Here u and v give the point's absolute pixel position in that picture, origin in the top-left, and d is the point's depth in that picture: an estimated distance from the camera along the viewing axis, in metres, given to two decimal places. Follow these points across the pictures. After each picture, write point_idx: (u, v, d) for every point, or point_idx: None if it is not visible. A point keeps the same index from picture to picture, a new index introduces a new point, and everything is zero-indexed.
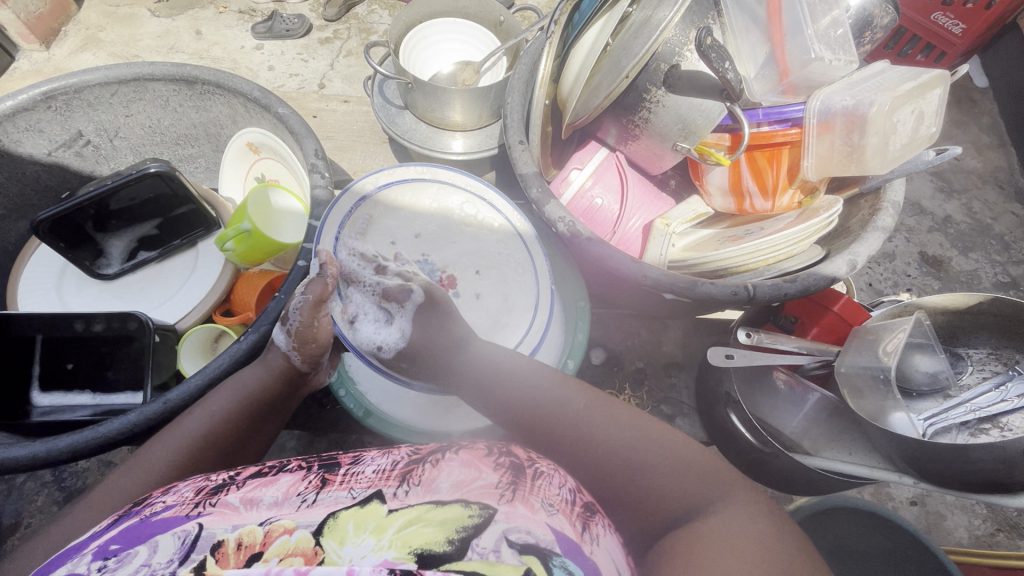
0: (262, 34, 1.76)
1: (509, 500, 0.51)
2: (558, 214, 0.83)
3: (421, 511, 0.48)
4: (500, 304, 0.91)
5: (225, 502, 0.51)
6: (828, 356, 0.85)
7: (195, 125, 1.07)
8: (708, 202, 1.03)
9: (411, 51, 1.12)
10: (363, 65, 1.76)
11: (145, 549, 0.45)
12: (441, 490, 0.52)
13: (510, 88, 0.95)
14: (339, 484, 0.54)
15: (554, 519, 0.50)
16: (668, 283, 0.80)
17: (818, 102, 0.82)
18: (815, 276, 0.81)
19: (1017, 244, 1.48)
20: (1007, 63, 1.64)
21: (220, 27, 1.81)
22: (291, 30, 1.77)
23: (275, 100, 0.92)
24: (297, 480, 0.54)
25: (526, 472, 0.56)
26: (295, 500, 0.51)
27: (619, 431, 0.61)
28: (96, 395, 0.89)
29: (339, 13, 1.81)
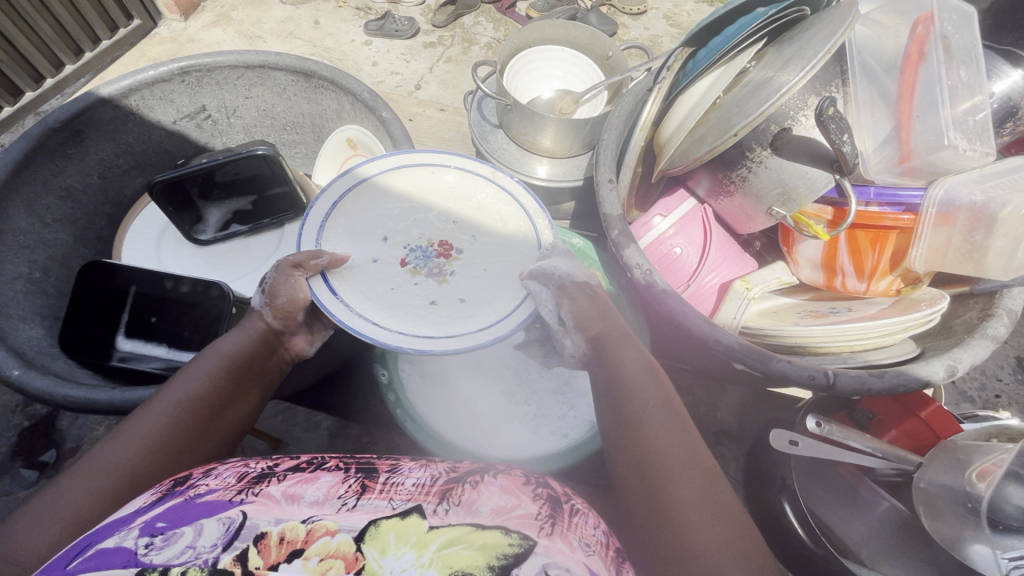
0: (373, 31, 1.86)
1: (549, 534, 0.51)
2: (636, 260, 0.81)
3: (462, 533, 0.48)
4: (490, 279, 0.84)
5: (267, 493, 0.51)
6: (904, 466, 0.77)
7: (304, 114, 1.13)
8: (793, 270, 0.97)
9: (516, 73, 1.14)
10: (460, 73, 1.82)
11: (190, 531, 0.46)
12: (481, 514, 0.52)
13: (607, 125, 0.95)
14: (379, 493, 0.53)
15: (589, 559, 0.50)
16: (740, 352, 0.76)
17: (942, 190, 0.76)
18: (906, 377, 0.74)
19: None
20: None
21: (337, 20, 1.93)
22: (400, 31, 1.85)
23: (381, 104, 0.96)
24: (337, 482, 0.54)
25: (563, 508, 0.56)
26: (335, 502, 0.51)
27: (709, 508, 0.53)
28: (170, 350, 0.93)
29: (447, 21, 1.88)
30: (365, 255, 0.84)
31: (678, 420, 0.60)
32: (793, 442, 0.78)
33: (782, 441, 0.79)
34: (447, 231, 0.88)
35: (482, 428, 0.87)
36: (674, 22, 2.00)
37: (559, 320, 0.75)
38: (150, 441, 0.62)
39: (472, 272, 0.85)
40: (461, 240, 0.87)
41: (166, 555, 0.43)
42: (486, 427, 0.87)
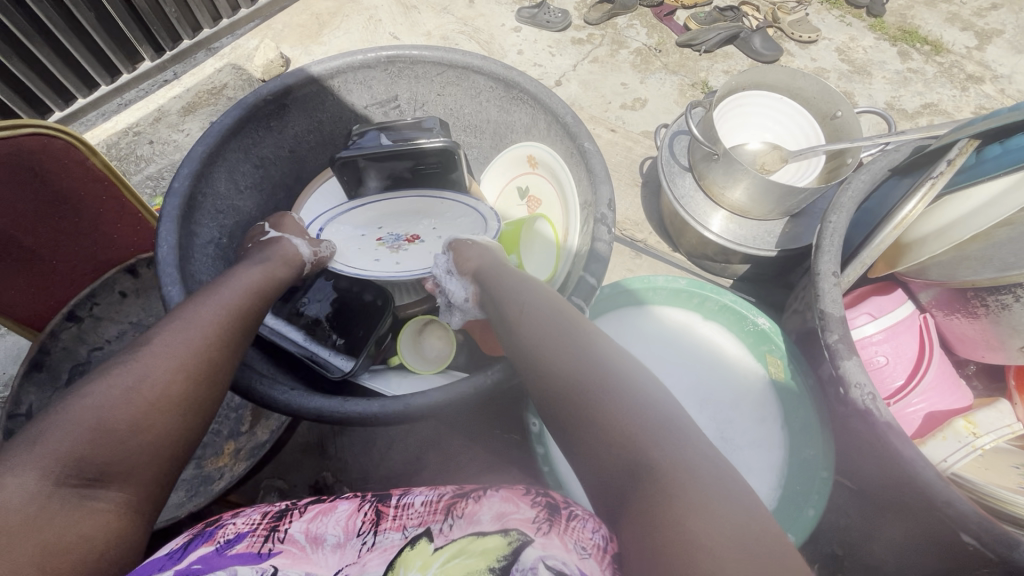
0: (526, 19, 1.80)
1: (546, 532, 0.51)
2: (856, 377, 0.70)
3: (464, 544, 0.50)
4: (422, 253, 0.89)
5: (291, 536, 0.50)
6: None
7: (489, 121, 1.09)
8: (1021, 413, 0.80)
9: (722, 117, 1.04)
10: (603, 74, 1.71)
11: None
12: (483, 522, 0.52)
13: (834, 205, 0.81)
14: (392, 521, 0.53)
15: (584, 561, 0.48)
16: (975, 524, 0.63)
17: None
18: None
19: None
20: None
21: (492, 2, 1.89)
22: (552, 22, 1.79)
23: (585, 134, 0.90)
24: (354, 510, 0.54)
25: (562, 512, 0.53)
26: (356, 542, 0.51)
27: (607, 371, 0.53)
28: (308, 339, 0.88)
29: (601, 19, 1.79)
30: (356, 231, 0.96)
31: (606, 356, 0.55)
32: None
33: None
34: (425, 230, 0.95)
35: None
36: (847, 57, 1.77)
37: (448, 270, 0.80)
38: (190, 342, 0.56)
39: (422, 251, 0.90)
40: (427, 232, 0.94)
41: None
42: None
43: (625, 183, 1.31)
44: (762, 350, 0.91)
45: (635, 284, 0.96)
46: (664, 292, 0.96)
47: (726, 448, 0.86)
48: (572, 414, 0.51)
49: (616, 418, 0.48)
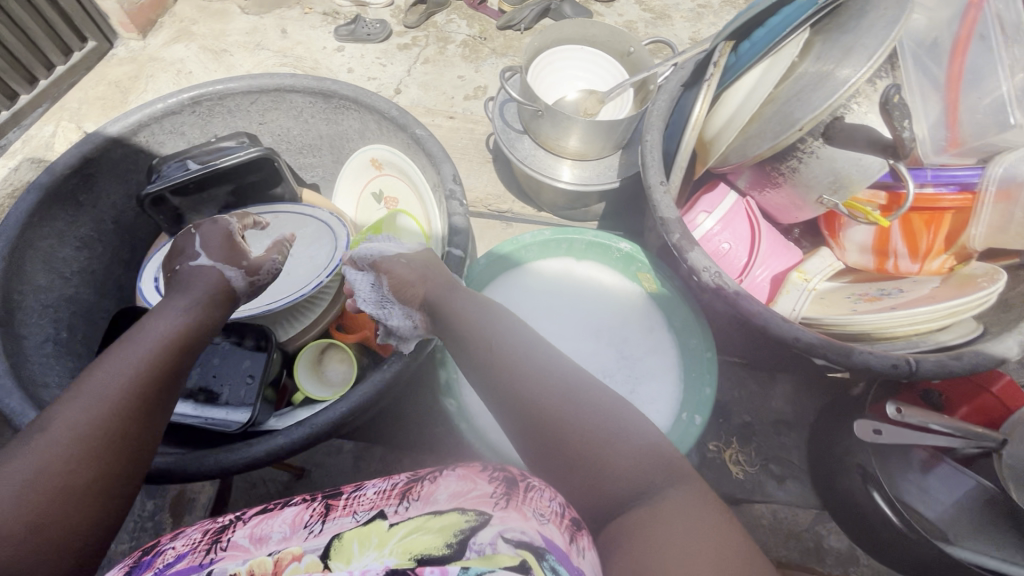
0: (345, 36, 1.79)
1: (503, 507, 0.49)
2: (703, 263, 0.79)
3: (421, 522, 0.47)
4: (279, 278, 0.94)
5: (235, 543, 0.48)
6: (986, 442, 0.78)
7: (321, 136, 1.08)
8: (838, 255, 0.97)
9: (537, 76, 1.11)
10: (439, 74, 1.75)
11: None
12: (440, 501, 0.51)
13: (646, 125, 0.92)
14: (343, 509, 0.52)
15: (545, 527, 0.47)
16: (822, 348, 0.75)
17: (1000, 169, 0.76)
18: (983, 356, 0.75)
19: None
20: None
21: (305, 27, 1.84)
22: (372, 35, 1.79)
23: (413, 121, 0.92)
24: (301, 508, 0.52)
25: (520, 483, 0.53)
26: (301, 532, 0.49)
27: (543, 390, 0.55)
28: (197, 405, 0.85)
29: (419, 21, 1.82)
30: None
31: (585, 382, 0.57)
32: (875, 431, 0.79)
33: (866, 432, 0.79)
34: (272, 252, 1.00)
35: None
36: (646, 6, 1.95)
37: (377, 301, 0.71)
38: (72, 431, 0.47)
39: (278, 276, 0.95)
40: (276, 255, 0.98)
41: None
42: None
43: (477, 163, 1.37)
44: (633, 269, 1.00)
45: (505, 249, 1.00)
46: (533, 248, 1.01)
47: (626, 365, 0.95)
48: (545, 431, 0.54)
49: (581, 417, 0.53)
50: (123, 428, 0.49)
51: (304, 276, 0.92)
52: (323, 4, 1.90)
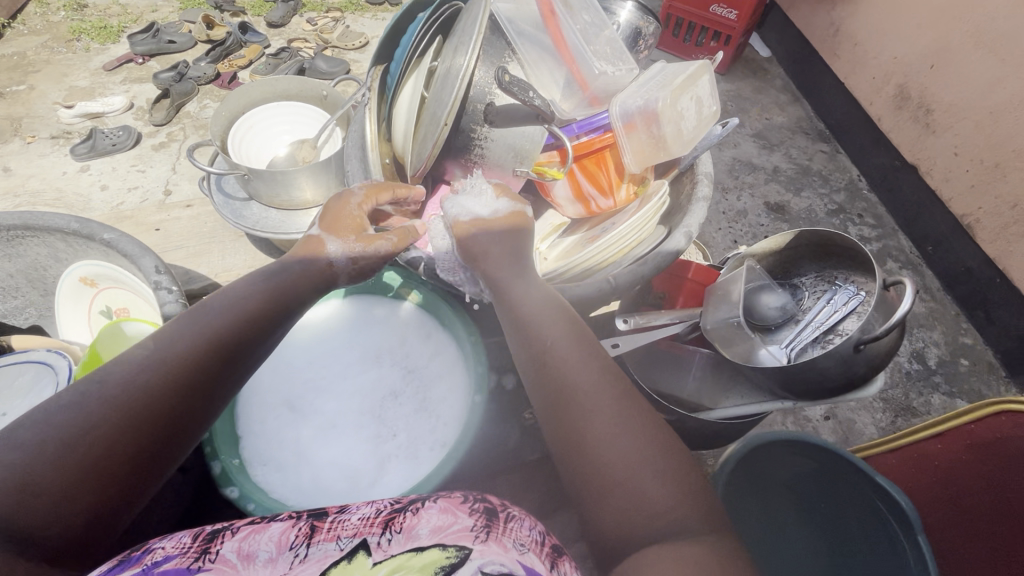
0: (81, 152, 1.66)
1: (484, 539, 0.48)
2: (424, 262, 0.87)
3: (404, 560, 0.46)
4: None
5: (224, 556, 0.47)
6: (693, 318, 0.94)
7: (12, 274, 0.97)
8: (562, 212, 1.11)
9: (240, 142, 1.11)
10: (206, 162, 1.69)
11: None
12: (422, 536, 0.48)
13: (347, 157, 0.96)
14: (327, 533, 0.50)
15: (525, 556, 0.48)
16: None
17: (618, 107, 0.91)
18: (661, 255, 0.90)
19: (830, 175, 2.02)
20: (779, 33, 2.41)
21: (32, 161, 1.67)
22: (116, 144, 1.68)
23: (98, 227, 0.87)
24: (289, 527, 0.51)
25: (500, 515, 0.53)
26: (288, 554, 0.47)
27: (627, 437, 0.54)
28: None
29: (166, 115, 1.79)
30: None
31: (611, 390, 0.58)
32: (614, 344, 0.91)
33: (609, 348, 0.92)
34: None
35: (360, 485, 0.85)
36: None
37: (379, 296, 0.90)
38: (84, 425, 0.48)
39: None
40: None
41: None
42: (366, 479, 0.85)
43: (229, 242, 1.37)
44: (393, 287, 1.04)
45: None
46: None
47: (412, 377, 0.97)
48: (562, 436, 0.57)
49: (607, 446, 0.53)
50: (116, 443, 0.48)
51: None
52: (47, 127, 1.77)
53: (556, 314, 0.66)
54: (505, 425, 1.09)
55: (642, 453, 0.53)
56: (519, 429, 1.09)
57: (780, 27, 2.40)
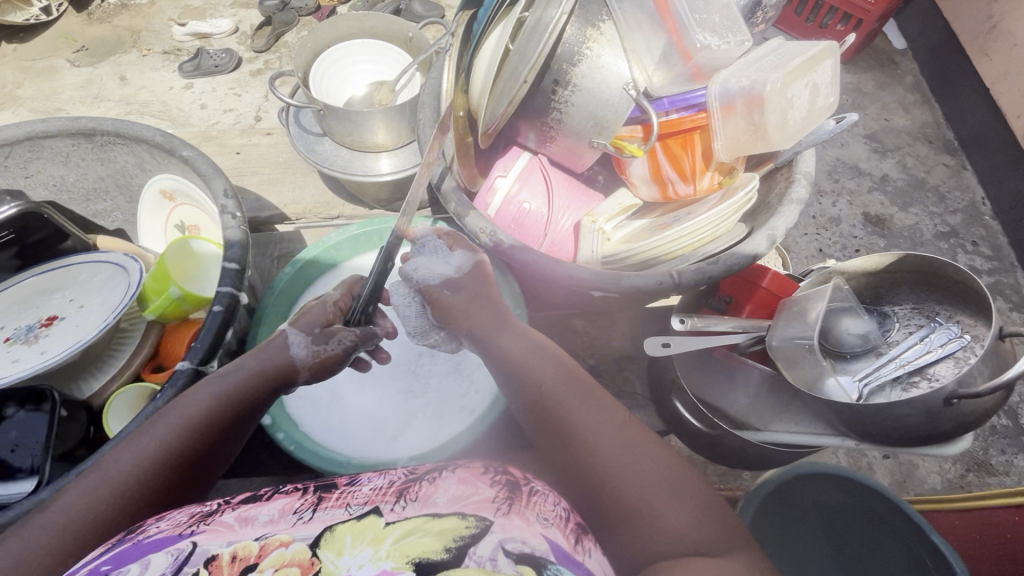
0: (191, 70, 1.66)
1: (506, 513, 0.51)
2: (480, 226, 0.83)
3: (418, 523, 0.49)
4: (70, 331, 0.89)
5: (219, 520, 0.52)
6: (760, 332, 0.86)
7: (102, 178, 1.03)
8: (634, 193, 1.02)
9: (322, 76, 1.11)
10: None
11: (136, 565, 0.47)
12: (439, 504, 0.52)
13: (420, 105, 0.94)
14: (335, 501, 0.55)
15: (547, 530, 0.51)
16: (596, 280, 0.80)
17: (717, 85, 0.83)
18: (736, 257, 0.82)
19: (950, 194, 1.68)
20: (921, 25, 1.92)
21: (144, 70, 1.72)
22: (218, 65, 1.67)
23: (178, 143, 0.90)
24: (293, 499, 0.56)
25: (523, 488, 0.56)
26: (290, 517, 0.52)
27: (645, 469, 0.57)
28: None
29: (268, 44, 1.74)
30: None
31: (620, 428, 0.61)
32: (665, 343, 0.85)
33: (658, 346, 0.85)
34: (60, 307, 0.94)
35: (382, 436, 0.87)
36: None
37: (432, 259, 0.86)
38: (139, 460, 0.58)
39: (66, 330, 0.89)
40: (65, 309, 0.92)
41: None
42: (388, 432, 0.88)
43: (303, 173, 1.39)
44: None
45: (314, 252, 1.00)
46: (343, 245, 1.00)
47: None
48: (581, 478, 0.60)
49: (631, 479, 0.57)
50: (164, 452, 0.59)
51: (93, 324, 0.88)
52: (155, 40, 1.79)
53: (555, 365, 0.70)
54: None
55: (659, 476, 0.57)
56: None
57: (924, 16, 1.91)
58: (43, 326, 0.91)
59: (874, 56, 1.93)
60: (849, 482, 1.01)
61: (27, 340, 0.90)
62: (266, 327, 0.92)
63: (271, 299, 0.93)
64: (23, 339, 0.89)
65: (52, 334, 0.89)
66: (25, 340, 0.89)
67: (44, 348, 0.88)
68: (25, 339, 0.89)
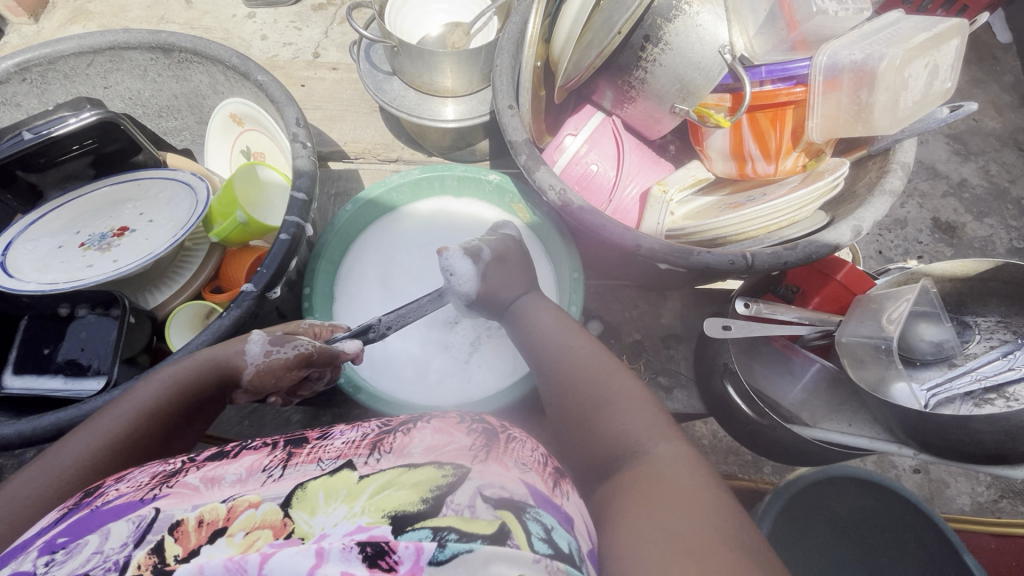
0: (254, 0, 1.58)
1: (483, 460, 0.47)
2: (549, 182, 0.81)
3: (393, 475, 0.44)
4: (140, 243, 0.92)
5: (184, 482, 0.44)
6: (828, 326, 0.83)
7: (176, 96, 1.04)
8: (708, 167, 0.96)
9: (397, 12, 1.08)
10: None
11: (96, 537, 0.38)
12: (414, 454, 0.47)
13: (498, 50, 0.90)
14: (306, 457, 0.49)
15: (526, 475, 0.47)
16: (662, 252, 0.78)
17: (825, 57, 0.77)
18: (816, 245, 0.77)
19: None
20: None
21: None
22: None
23: (254, 67, 0.89)
24: (262, 455, 0.50)
25: (500, 437, 0.52)
26: (260, 476, 0.46)
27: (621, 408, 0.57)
28: (66, 380, 0.83)
29: None
30: (52, 242, 0.93)
31: (600, 372, 0.62)
32: (726, 326, 0.82)
33: (717, 328, 0.82)
34: (131, 219, 0.97)
35: (425, 379, 0.90)
36: None
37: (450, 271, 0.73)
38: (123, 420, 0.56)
39: (136, 242, 0.92)
40: (135, 222, 0.95)
41: (71, 566, 0.36)
42: (429, 372, 0.90)
43: (364, 113, 1.39)
44: (507, 200, 1.00)
45: (376, 192, 0.97)
46: (404, 189, 0.99)
47: None
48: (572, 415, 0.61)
49: (615, 422, 0.56)
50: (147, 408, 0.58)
51: (163, 238, 0.90)
52: None
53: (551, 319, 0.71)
54: None
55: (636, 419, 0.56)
56: None
57: None
58: (115, 235, 0.95)
59: (974, 48, 1.76)
60: (878, 488, 1.00)
61: (100, 247, 0.93)
62: (325, 260, 0.93)
63: (331, 235, 0.93)
64: (95, 246, 0.93)
65: (123, 245, 0.92)
66: (98, 247, 0.93)
67: (115, 257, 0.91)
68: (98, 246, 0.93)
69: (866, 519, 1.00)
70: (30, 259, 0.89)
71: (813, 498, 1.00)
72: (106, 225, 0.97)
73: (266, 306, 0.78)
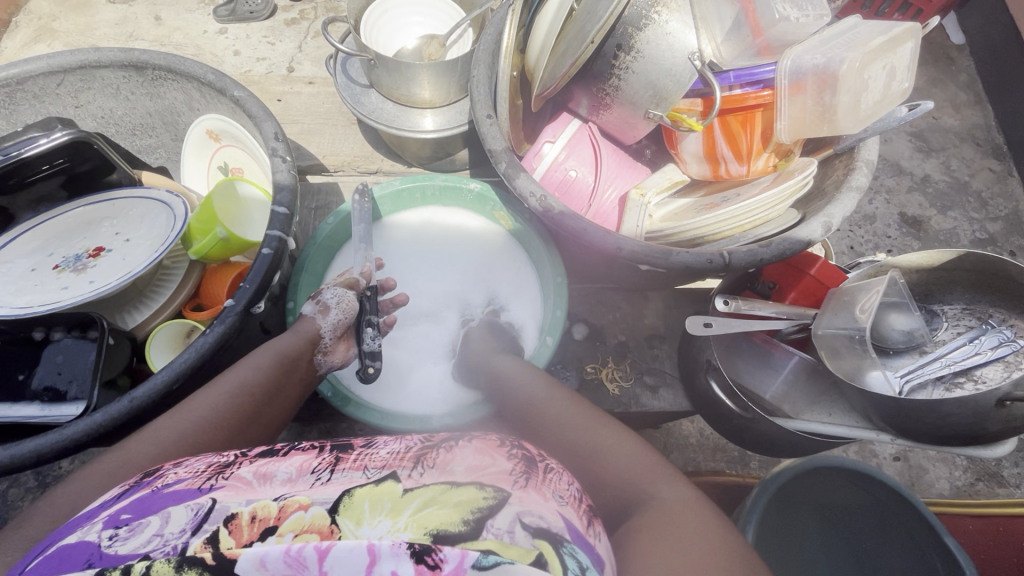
0: (225, 16, 1.57)
1: (523, 486, 0.46)
2: (529, 189, 0.82)
3: (436, 493, 0.44)
4: (117, 263, 0.90)
5: (238, 476, 0.48)
6: (805, 319, 0.85)
7: (150, 113, 1.03)
8: (683, 170, 0.98)
9: (373, 25, 1.09)
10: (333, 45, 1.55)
11: (157, 519, 0.42)
12: (456, 472, 0.48)
13: (474, 61, 0.92)
14: (353, 463, 0.50)
15: (564, 509, 0.46)
16: (643, 254, 0.80)
17: (789, 61, 0.81)
18: (790, 241, 0.80)
19: (993, 200, 1.62)
20: (983, 19, 1.82)
21: (181, 11, 1.62)
22: (255, 12, 1.58)
23: (231, 83, 0.88)
24: (310, 457, 0.52)
25: (539, 465, 0.51)
26: (309, 477, 0.47)
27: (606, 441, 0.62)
28: (44, 407, 0.81)
29: None
30: (25, 266, 0.92)
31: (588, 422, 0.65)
32: (707, 323, 0.83)
33: (698, 326, 0.84)
34: (107, 239, 0.95)
35: (407, 385, 0.90)
36: None
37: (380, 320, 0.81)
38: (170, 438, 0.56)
39: (112, 262, 0.91)
40: (112, 242, 0.94)
41: (132, 546, 0.39)
42: (416, 382, 0.90)
43: (342, 126, 1.39)
44: (489, 209, 1.01)
45: None
46: (385, 201, 0.99)
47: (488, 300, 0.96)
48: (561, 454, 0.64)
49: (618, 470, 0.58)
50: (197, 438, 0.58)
51: (141, 257, 0.89)
52: None
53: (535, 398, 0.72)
54: (566, 373, 1.05)
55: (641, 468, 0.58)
56: (579, 381, 1.05)
57: (990, 10, 1.80)
58: (91, 256, 0.93)
59: (929, 49, 1.84)
60: (861, 476, 1.00)
61: (75, 269, 0.91)
62: (308, 274, 0.92)
63: (314, 247, 0.92)
64: (71, 268, 0.91)
65: (100, 266, 0.91)
66: (74, 268, 0.91)
67: (91, 278, 0.89)
68: (73, 268, 0.91)
69: (858, 513, 1.03)
70: (4, 283, 0.88)
71: (800, 482, 1.02)
72: (81, 247, 0.95)
73: (249, 323, 0.78)
